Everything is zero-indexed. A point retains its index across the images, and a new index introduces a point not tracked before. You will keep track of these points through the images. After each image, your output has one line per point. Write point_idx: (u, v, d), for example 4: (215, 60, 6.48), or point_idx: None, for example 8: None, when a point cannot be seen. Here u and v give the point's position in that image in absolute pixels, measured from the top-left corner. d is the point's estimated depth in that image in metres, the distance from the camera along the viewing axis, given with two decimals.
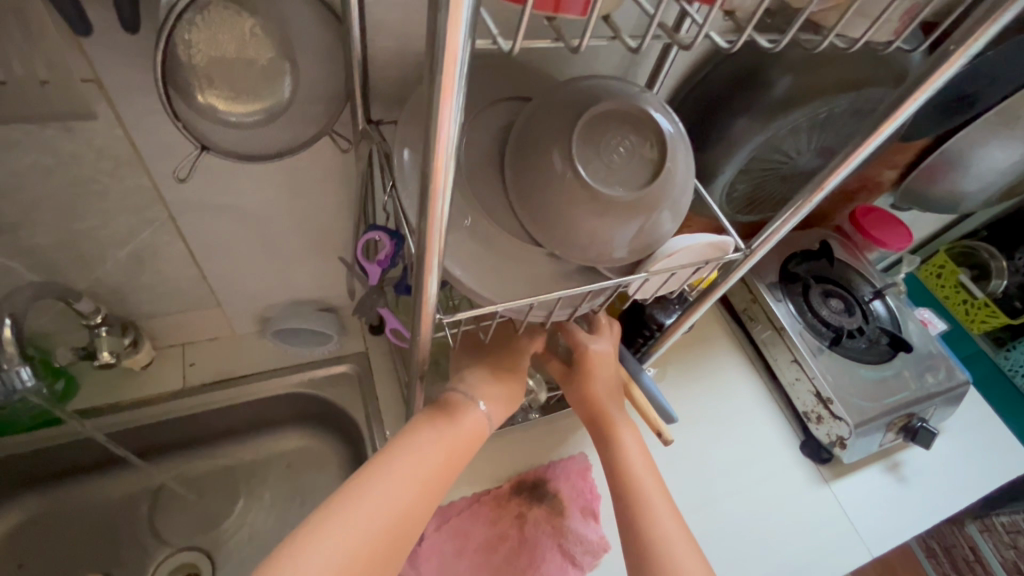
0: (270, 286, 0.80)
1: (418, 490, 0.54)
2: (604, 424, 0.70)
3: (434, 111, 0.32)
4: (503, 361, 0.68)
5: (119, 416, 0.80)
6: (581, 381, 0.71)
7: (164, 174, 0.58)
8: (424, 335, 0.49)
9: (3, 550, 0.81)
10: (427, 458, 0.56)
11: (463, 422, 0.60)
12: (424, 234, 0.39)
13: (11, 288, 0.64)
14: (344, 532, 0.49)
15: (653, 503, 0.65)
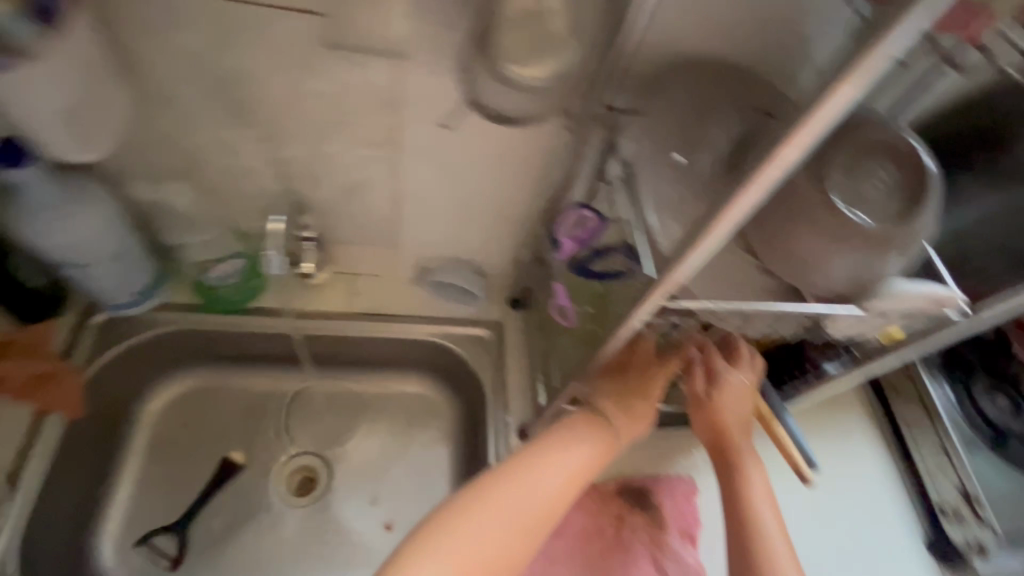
0: (443, 239, 0.86)
1: (566, 483, 0.63)
2: (733, 454, 0.68)
3: (796, 130, 0.36)
4: (630, 385, 0.69)
5: (288, 321, 0.88)
6: (719, 407, 0.68)
7: (413, 117, 0.63)
8: (635, 317, 0.53)
9: (170, 411, 0.91)
10: (572, 460, 0.64)
11: (603, 433, 0.67)
12: (701, 237, 0.43)
13: (251, 190, 0.72)
14: (522, 488, 0.60)
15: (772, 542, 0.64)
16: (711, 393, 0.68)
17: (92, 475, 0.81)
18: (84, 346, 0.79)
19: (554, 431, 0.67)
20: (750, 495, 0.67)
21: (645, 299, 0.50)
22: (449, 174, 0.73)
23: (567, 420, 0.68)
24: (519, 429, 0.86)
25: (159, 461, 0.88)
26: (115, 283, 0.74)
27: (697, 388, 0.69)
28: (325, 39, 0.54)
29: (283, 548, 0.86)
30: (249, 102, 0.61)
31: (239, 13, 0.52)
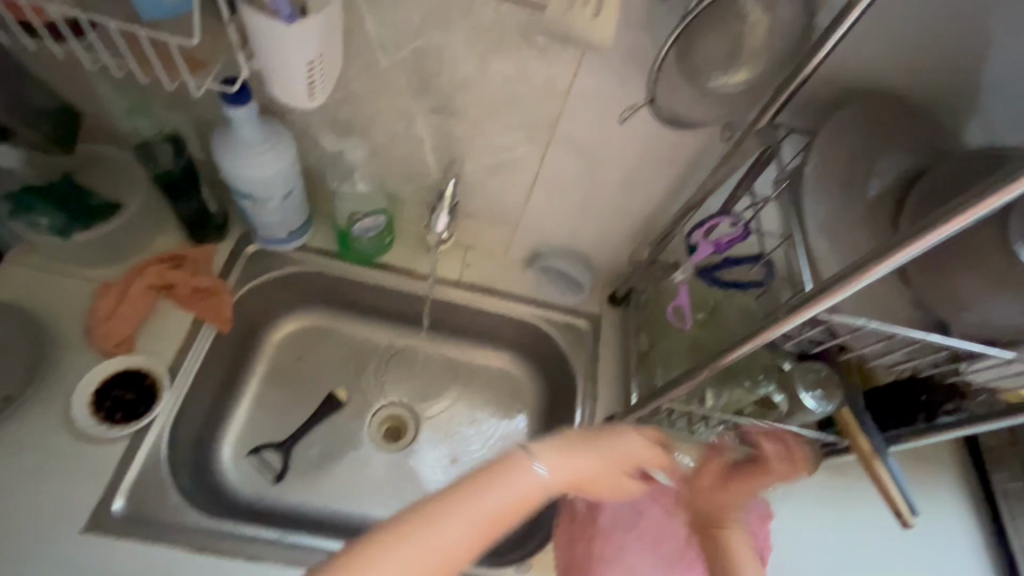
0: (563, 227, 0.90)
1: (471, 532, 0.51)
2: (721, 535, 0.73)
3: (991, 191, 0.34)
4: (592, 433, 0.62)
5: (407, 279, 0.95)
6: (755, 480, 0.74)
7: (576, 108, 0.68)
8: (759, 338, 0.54)
9: (289, 342, 0.99)
10: (478, 510, 0.52)
11: (517, 483, 0.54)
12: (853, 275, 0.43)
13: (408, 154, 0.79)
14: (487, 510, 0.52)
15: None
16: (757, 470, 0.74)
17: (223, 386, 0.90)
18: (237, 271, 0.89)
19: (454, 481, 0.54)
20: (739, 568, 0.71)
21: (789, 317, 0.50)
22: (591, 167, 0.77)
23: (518, 449, 0.56)
24: (605, 419, 0.89)
25: (275, 384, 0.97)
26: (278, 221, 0.83)
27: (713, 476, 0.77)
28: (527, 27, 0.59)
29: (370, 485, 0.93)
30: (438, 75, 0.66)
31: None
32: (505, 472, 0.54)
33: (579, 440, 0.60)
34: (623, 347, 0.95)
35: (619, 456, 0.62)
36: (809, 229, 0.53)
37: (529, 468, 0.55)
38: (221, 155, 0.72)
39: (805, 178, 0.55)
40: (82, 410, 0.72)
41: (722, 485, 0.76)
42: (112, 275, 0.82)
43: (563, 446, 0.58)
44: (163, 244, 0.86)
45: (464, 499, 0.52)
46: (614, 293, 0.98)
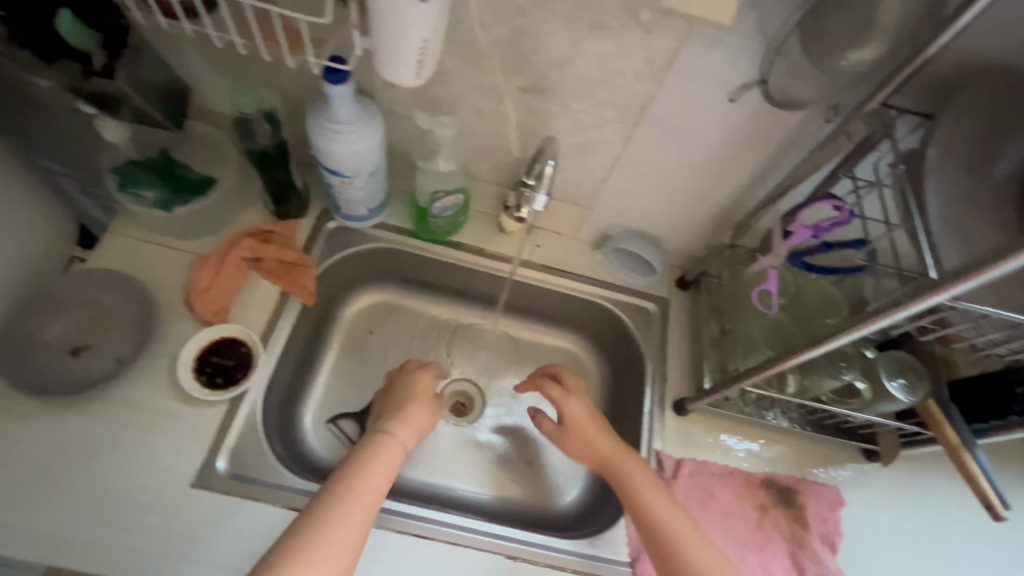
0: (638, 209, 0.90)
1: (372, 494, 0.64)
2: (619, 475, 0.75)
3: None
4: (398, 397, 0.80)
5: (479, 258, 0.97)
6: (574, 433, 0.81)
7: (671, 88, 0.67)
8: (856, 330, 0.55)
9: (362, 317, 1.03)
10: (373, 477, 0.65)
11: (381, 449, 0.70)
12: (974, 270, 0.43)
13: (491, 133, 0.79)
14: (378, 471, 0.66)
15: (688, 549, 0.66)
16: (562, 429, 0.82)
17: (304, 357, 0.94)
18: (318, 246, 0.91)
19: (337, 471, 0.65)
20: (656, 515, 0.69)
21: (896, 310, 0.50)
22: (678, 147, 0.76)
23: (366, 437, 0.72)
24: (675, 402, 0.89)
25: (349, 357, 1.00)
26: (361, 198, 0.85)
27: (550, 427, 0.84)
28: (635, 3, 0.58)
29: (439, 457, 0.96)
30: (534, 52, 0.66)
31: None
32: (375, 455, 0.68)
33: (400, 415, 0.76)
34: (692, 331, 0.95)
35: (415, 392, 0.81)
36: (928, 217, 0.52)
37: (386, 440, 0.71)
38: (314, 131, 0.73)
39: (927, 164, 0.54)
40: (185, 375, 0.76)
41: (561, 434, 0.82)
42: (206, 247, 0.86)
43: (397, 420, 0.75)
44: (250, 219, 0.89)
45: (353, 473, 0.65)
46: (684, 276, 0.97)
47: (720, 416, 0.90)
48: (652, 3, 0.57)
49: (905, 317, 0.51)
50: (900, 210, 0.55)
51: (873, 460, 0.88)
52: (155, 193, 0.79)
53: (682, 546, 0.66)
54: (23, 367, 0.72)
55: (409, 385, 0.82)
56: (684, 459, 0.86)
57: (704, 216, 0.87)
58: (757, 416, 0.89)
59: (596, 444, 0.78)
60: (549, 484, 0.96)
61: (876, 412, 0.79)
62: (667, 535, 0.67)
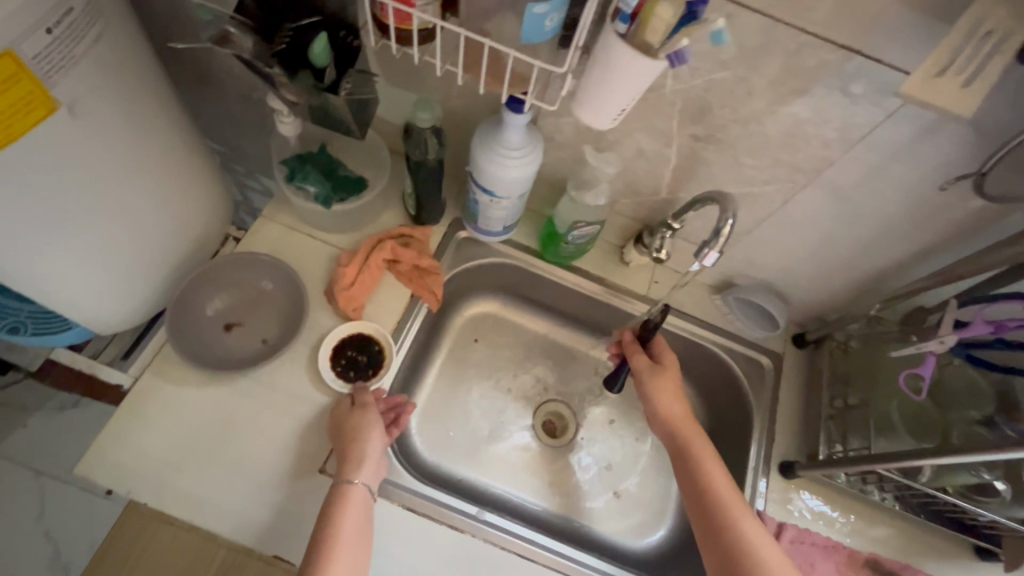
0: (771, 262, 0.88)
1: (350, 553, 0.64)
2: (684, 441, 0.79)
3: None
4: (346, 439, 0.74)
5: (597, 286, 0.97)
6: (660, 382, 0.84)
7: (858, 158, 0.65)
8: None
9: (469, 323, 1.05)
10: (352, 523, 0.66)
11: (349, 508, 0.68)
12: None
13: (648, 172, 0.80)
14: (351, 516, 0.67)
15: (735, 513, 0.72)
16: (657, 367, 0.85)
17: (417, 358, 0.97)
18: (448, 253, 0.94)
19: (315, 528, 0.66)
20: (709, 476, 0.75)
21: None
22: (843, 213, 0.73)
23: (329, 488, 0.69)
24: (782, 463, 0.87)
25: (454, 361, 1.02)
26: (503, 217, 0.87)
27: (641, 362, 0.87)
28: (849, 78, 0.57)
29: (528, 473, 0.98)
30: (722, 106, 0.66)
31: (795, 36, 0.55)
32: (343, 503, 0.68)
33: (360, 448, 0.73)
34: (807, 391, 0.92)
35: (358, 432, 0.74)
36: None
37: (348, 490, 0.69)
38: (484, 155, 0.75)
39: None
40: (323, 363, 0.81)
41: (653, 370, 0.85)
42: (347, 243, 0.90)
43: (349, 458, 0.72)
44: (389, 218, 0.92)
45: (333, 523, 0.66)
46: (804, 334, 0.95)
47: (828, 488, 0.87)
48: (870, 78, 0.56)
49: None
50: None
51: (990, 560, 0.84)
52: (316, 187, 0.83)
53: (729, 511, 0.72)
54: (188, 342, 0.79)
55: (358, 422, 0.75)
56: (786, 524, 0.85)
57: (845, 280, 0.85)
58: (869, 494, 0.85)
59: (669, 405, 0.83)
60: (635, 520, 0.96)
61: (1004, 514, 0.76)
62: (715, 495, 0.73)
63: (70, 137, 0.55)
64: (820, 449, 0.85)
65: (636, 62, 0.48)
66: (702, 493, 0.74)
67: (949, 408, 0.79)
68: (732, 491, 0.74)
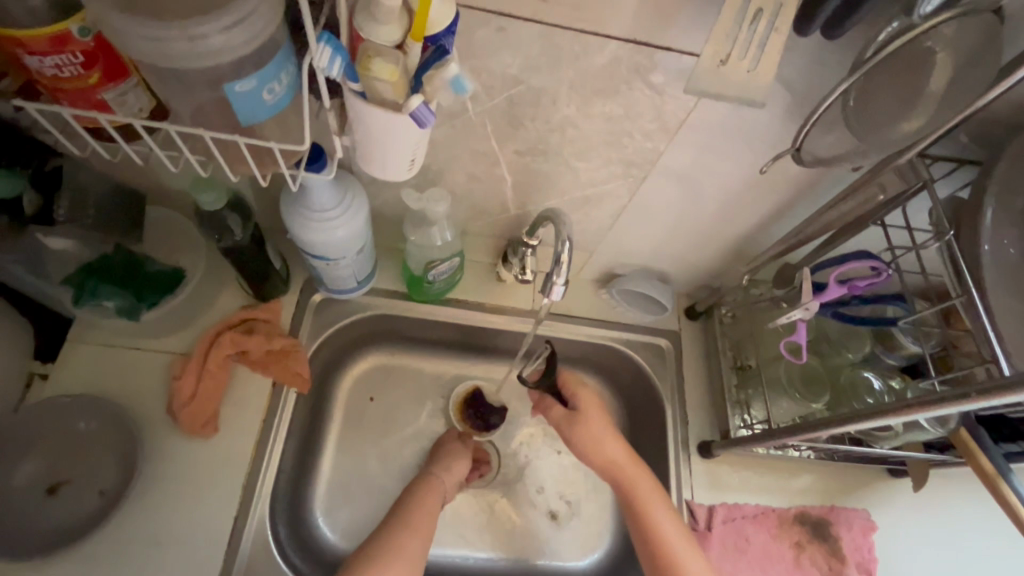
0: (642, 249, 0.84)
1: (415, 531, 0.74)
2: (626, 487, 0.74)
3: None
4: (443, 441, 0.92)
5: (479, 314, 0.90)
6: (584, 431, 0.77)
7: (684, 142, 0.61)
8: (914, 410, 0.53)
9: (359, 384, 0.96)
10: (423, 510, 0.77)
11: (425, 496, 0.80)
12: None
13: (489, 194, 0.73)
14: (432, 503, 0.80)
15: (686, 566, 0.69)
16: (576, 415, 0.78)
17: (305, 443, 0.87)
18: (306, 323, 0.84)
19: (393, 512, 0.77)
20: (658, 528, 0.71)
21: (899, 413, 0.54)
22: (692, 193, 0.70)
23: (415, 481, 0.83)
24: (700, 445, 0.86)
25: (351, 430, 0.93)
26: (351, 273, 0.78)
27: (558, 414, 0.80)
28: (645, 68, 0.52)
29: (459, 525, 0.92)
30: (533, 118, 0.59)
31: (576, 38, 0.49)
32: (423, 493, 0.80)
33: (448, 456, 0.88)
34: (709, 364, 0.91)
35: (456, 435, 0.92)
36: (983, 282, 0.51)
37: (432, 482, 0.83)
38: (294, 222, 0.65)
39: (980, 229, 0.52)
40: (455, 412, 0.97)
41: (571, 421, 0.78)
42: (181, 345, 0.77)
43: (439, 459, 0.87)
44: (224, 306, 0.80)
45: (408, 514, 0.76)
46: (695, 307, 0.93)
47: (748, 455, 0.86)
48: (666, 68, 0.51)
49: (902, 420, 0.55)
50: (947, 272, 0.54)
51: (901, 477, 0.88)
52: (116, 301, 0.72)
53: (681, 566, 0.69)
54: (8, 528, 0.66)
55: (456, 444, 0.90)
56: (715, 505, 0.84)
57: (716, 250, 0.83)
58: (784, 452, 0.85)
59: (603, 452, 0.76)
60: (579, 536, 0.93)
61: (899, 442, 0.78)
62: (665, 549, 0.70)
63: None
64: (730, 425, 0.85)
65: (388, 120, 0.40)
66: (654, 547, 0.71)
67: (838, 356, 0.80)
68: (682, 538, 0.71)
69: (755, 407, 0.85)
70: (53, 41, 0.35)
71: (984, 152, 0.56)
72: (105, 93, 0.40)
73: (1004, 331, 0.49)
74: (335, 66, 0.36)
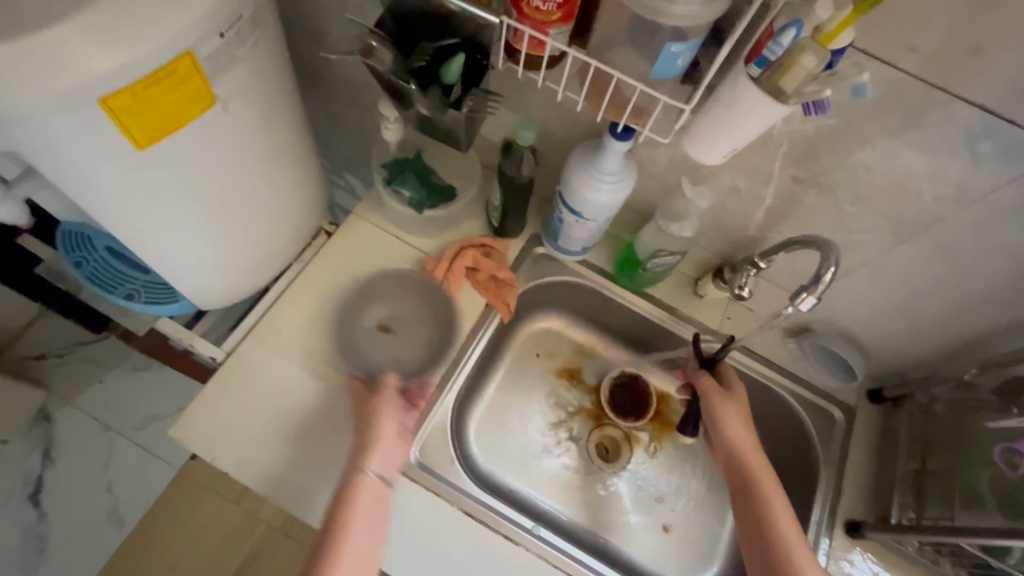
0: (854, 311, 0.85)
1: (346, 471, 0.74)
2: (751, 473, 0.76)
3: None
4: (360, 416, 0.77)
5: (668, 316, 0.96)
6: (728, 408, 0.81)
7: (969, 216, 0.63)
8: None
9: (534, 338, 1.06)
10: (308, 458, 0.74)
11: (357, 488, 0.71)
12: None
13: (739, 209, 0.79)
14: (357, 516, 0.70)
15: (799, 562, 0.68)
16: (725, 393, 0.83)
17: (481, 366, 0.99)
18: (524, 267, 0.96)
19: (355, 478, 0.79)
20: (777, 521, 0.72)
21: None
22: (944, 272, 0.71)
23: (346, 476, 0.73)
24: (848, 522, 0.84)
25: (516, 374, 1.03)
26: (583, 238, 0.89)
27: (708, 384, 0.84)
28: (975, 134, 0.56)
29: (580, 493, 0.97)
30: (830, 153, 0.65)
31: (924, 90, 0.55)
32: (357, 493, 0.71)
33: (377, 437, 0.75)
34: (880, 450, 0.88)
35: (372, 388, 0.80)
36: None
37: (359, 480, 0.72)
38: (576, 176, 0.77)
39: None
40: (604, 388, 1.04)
41: (721, 395, 0.83)
42: (430, 247, 0.93)
43: (363, 445, 0.75)
44: (472, 228, 0.95)
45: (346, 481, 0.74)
46: (882, 390, 0.91)
47: (899, 556, 0.82)
48: (998, 138, 0.55)
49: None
50: None
51: None
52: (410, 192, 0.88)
53: (795, 563, 0.68)
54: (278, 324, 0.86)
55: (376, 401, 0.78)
56: None
57: (936, 337, 0.81)
58: (941, 568, 0.80)
59: (738, 434, 0.80)
60: (685, 557, 0.94)
61: None
62: (782, 540, 0.70)
63: (219, 128, 0.61)
64: (892, 513, 0.82)
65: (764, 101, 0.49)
66: (767, 535, 0.71)
67: None
68: (800, 539, 0.70)
69: (928, 509, 0.80)
70: None
71: None
72: (551, 29, 0.51)
73: None
74: (783, 45, 0.46)
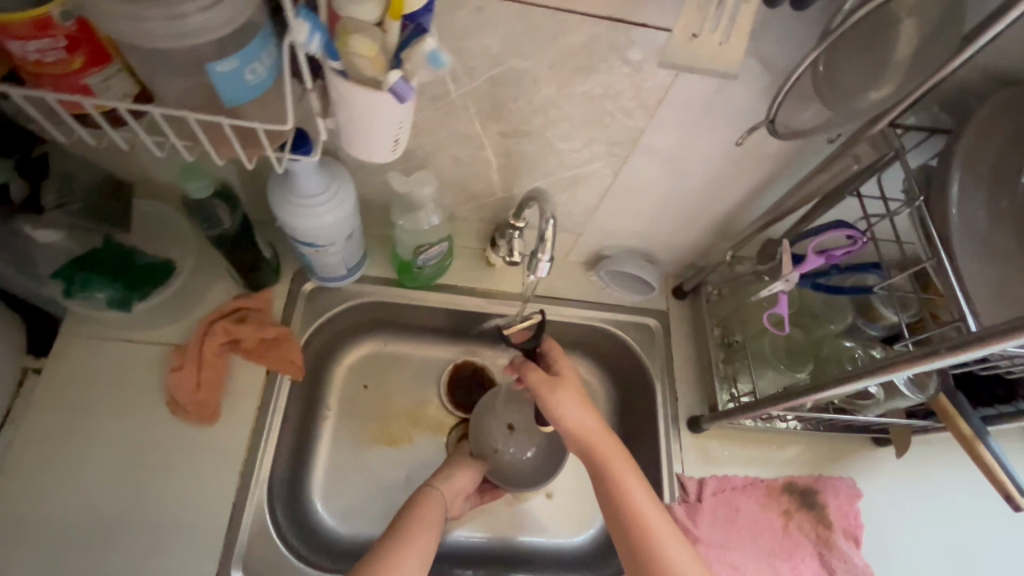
0: (627, 229, 0.85)
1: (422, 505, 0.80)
2: (599, 457, 0.71)
3: None
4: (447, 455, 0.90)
5: (471, 298, 0.91)
6: (561, 396, 0.74)
7: (662, 119, 0.62)
8: (881, 372, 0.55)
9: (352, 372, 0.95)
10: (424, 518, 0.77)
11: (430, 493, 0.81)
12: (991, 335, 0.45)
13: (475, 176, 0.73)
14: (429, 517, 0.77)
15: (659, 536, 0.68)
16: (556, 380, 0.75)
17: (301, 432, 0.88)
18: (298, 312, 0.85)
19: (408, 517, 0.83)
20: (632, 500, 0.70)
21: (878, 373, 0.56)
22: (674, 175, 0.72)
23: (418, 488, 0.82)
24: (690, 420, 0.88)
25: (345, 419, 0.92)
26: (341, 259, 0.79)
27: (538, 376, 0.75)
28: (622, 45, 0.53)
29: None
30: (515, 100, 0.60)
31: (555, 16, 0.50)
32: (426, 497, 0.80)
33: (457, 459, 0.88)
34: (698, 341, 0.92)
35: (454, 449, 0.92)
36: (953, 248, 0.53)
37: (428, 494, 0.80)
38: (285, 211, 0.66)
39: (949, 194, 0.54)
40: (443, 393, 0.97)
41: (553, 384, 0.75)
42: (176, 335, 0.78)
43: (444, 467, 0.86)
44: (216, 294, 0.81)
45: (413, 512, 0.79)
46: (682, 286, 0.94)
47: (737, 429, 0.88)
48: (643, 43, 0.53)
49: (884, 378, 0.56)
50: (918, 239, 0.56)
51: (885, 444, 0.90)
52: (108, 292, 0.72)
53: (655, 539, 0.68)
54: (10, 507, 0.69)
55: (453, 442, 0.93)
56: (706, 477, 0.85)
57: (700, 228, 0.84)
58: (774, 425, 0.87)
59: (578, 419, 0.73)
60: (576, 514, 0.94)
61: (885, 409, 0.81)
62: (638, 517, 0.69)
63: None
64: (718, 400, 0.87)
65: (365, 98, 0.42)
66: (627, 519, 0.69)
67: (824, 329, 0.82)
68: (654, 507, 0.70)
69: (740, 381, 0.87)
70: (34, 27, 0.36)
71: (952, 121, 0.59)
72: (89, 78, 0.41)
73: (970, 290, 0.51)
74: (314, 43, 0.38)
